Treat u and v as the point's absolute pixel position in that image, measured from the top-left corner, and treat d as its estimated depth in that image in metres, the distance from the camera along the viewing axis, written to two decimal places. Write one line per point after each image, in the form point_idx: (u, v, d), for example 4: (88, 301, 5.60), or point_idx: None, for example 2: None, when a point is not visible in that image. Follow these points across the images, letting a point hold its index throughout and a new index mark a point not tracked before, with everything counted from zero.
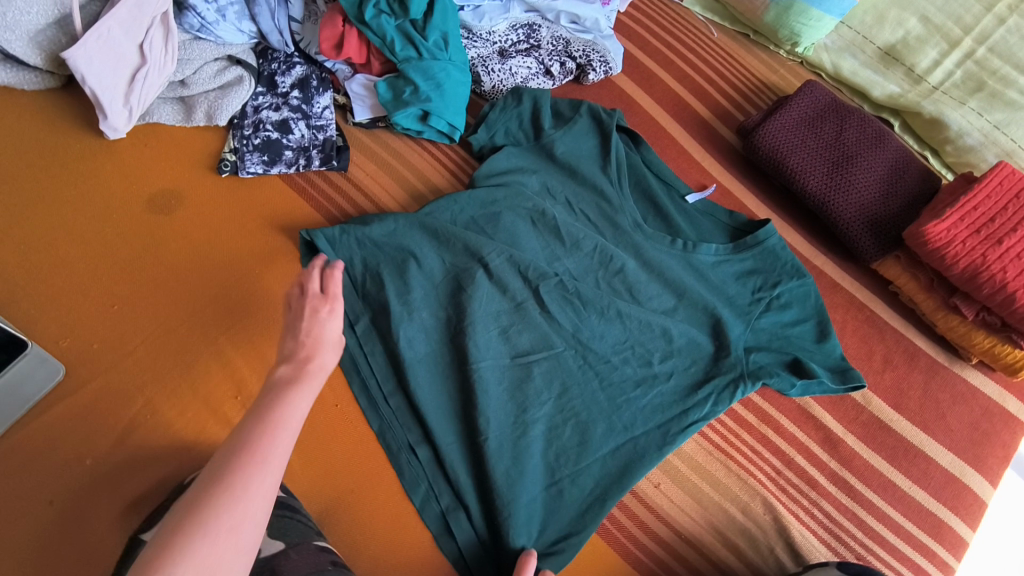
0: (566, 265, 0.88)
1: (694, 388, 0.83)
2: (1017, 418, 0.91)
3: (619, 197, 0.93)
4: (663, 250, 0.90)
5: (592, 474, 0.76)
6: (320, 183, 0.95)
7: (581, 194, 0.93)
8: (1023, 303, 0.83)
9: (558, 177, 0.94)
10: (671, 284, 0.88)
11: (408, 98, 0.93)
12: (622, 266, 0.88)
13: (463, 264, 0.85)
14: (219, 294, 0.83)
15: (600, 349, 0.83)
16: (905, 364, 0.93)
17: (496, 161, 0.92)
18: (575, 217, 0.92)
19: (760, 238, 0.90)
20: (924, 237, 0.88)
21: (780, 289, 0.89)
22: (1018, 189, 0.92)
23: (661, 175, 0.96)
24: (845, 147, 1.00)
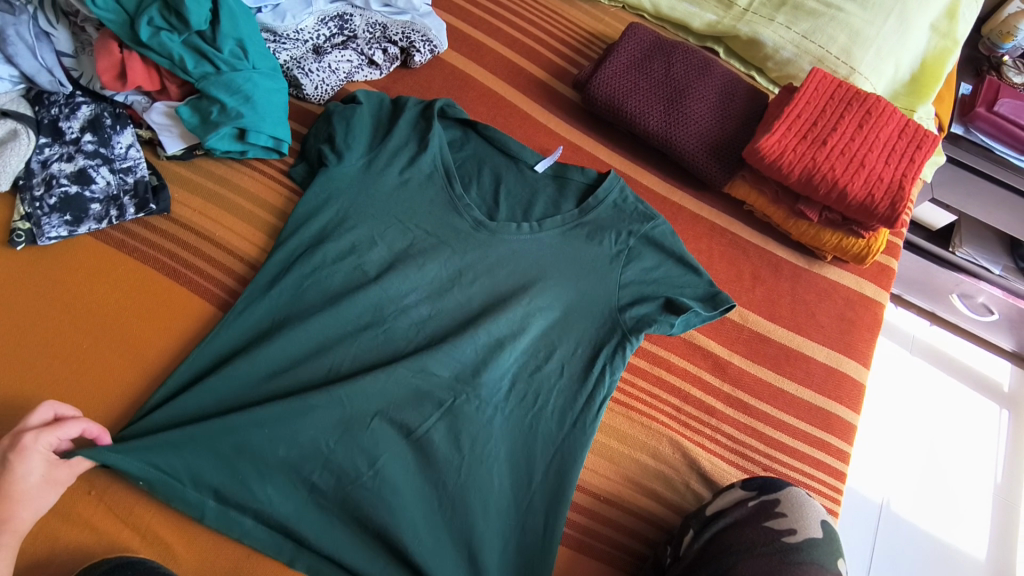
0: (420, 294, 0.84)
1: (588, 368, 0.83)
2: (875, 300, 0.99)
3: (456, 198, 0.91)
4: (515, 242, 0.89)
5: (536, 507, 0.75)
6: (140, 230, 0.85)
7: (415, 208, 0.90)
8: (854, 195, 0.89)
9: (384, 194, 0.89)
10: (533, 275, 0.88)
11: (217, 118, 0.84)
12: (474, 269, 0.87)
13: (317, 334, 0.78)
14: (44, 381, 0.73)
15: (490, 370, 0.80)
16: (772, 276, 0.98)
17: (310, 196, 0.86)
18: (411, 237, 0.88)
19: (600, 198, 0.92)
20: (760, 153, 0.92)
21: (637, 250, 0.91)
22: (832, 91, 0.99)
23: (507, 148, 0.95)
24: (676, 81, 1.02)
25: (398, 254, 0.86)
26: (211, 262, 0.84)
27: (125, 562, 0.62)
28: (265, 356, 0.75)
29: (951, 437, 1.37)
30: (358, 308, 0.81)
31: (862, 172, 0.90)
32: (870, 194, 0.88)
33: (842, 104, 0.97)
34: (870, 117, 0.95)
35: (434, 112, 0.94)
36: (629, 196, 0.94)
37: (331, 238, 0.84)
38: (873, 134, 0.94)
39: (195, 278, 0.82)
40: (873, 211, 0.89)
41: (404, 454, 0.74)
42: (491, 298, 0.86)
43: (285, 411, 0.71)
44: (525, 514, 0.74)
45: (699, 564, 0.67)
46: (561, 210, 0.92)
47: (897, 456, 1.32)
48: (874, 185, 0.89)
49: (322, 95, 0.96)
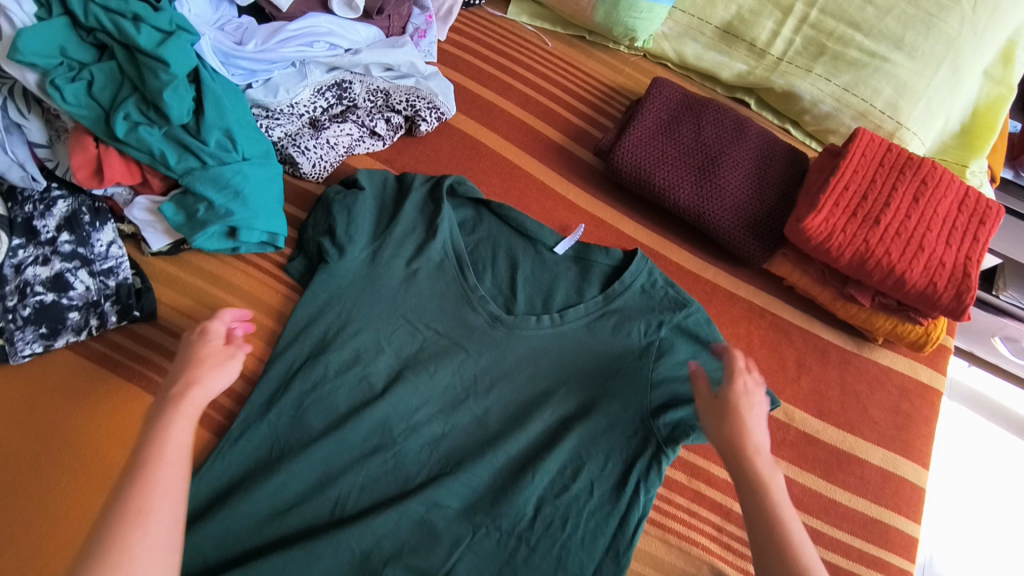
0: (432, 409, 0.77)
1: (619, 489, 0.75)
2: (932, 388, 0.90)
3: (470, 289, 0.83)
4: (532, 341, 0.81)
5: None
6: (123, 340, 0.77)
7: (423, 304, 0.82)
8: (913, 284, 0.80)
9: (389, 290, 0.81)
10: (553, 379, 0.80)
11: (205, 217, 0.76)
12: (489, 375, 0.80)
13: (321, 463, 0.72)
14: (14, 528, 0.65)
15: (512, 498, 0.73)
16: (817, 364, 0.89)
17: (309, 300, 0.79)
18: (420, 339, 0.80)
19: (626, 282, 0.83)
20: (804, 233, 0.83)
21: (671, 339, 0.81)
22: (881, 156, 0.89)
23: (523, 228, 0.87)
24: (707, 147, 0.93)
25: (406, 359, 0.79)
26: None
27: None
28: (264, 498, 0.69)
29: None
30: (362, 430, 0.74)
31: (922, 256, 0.80)
32: (932, 282, 0.79)
33: (894, 172, 0.87)
34: (926, 187, 0.85)
35: (443, 193, 0.86)
36: (657, 279, 0.85)
37: (333, 348, 0.77)
38: (931, 209, 0.84)
39: None
40: (935, 301, 0.80)
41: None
42: (511, 410, 0.78)
43: (289, 564, 0.65)
44: None
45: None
46: (583, 299, 0.83)
47: None
48: (935, 271, 0.80)
49: (320, 174, 0.88)
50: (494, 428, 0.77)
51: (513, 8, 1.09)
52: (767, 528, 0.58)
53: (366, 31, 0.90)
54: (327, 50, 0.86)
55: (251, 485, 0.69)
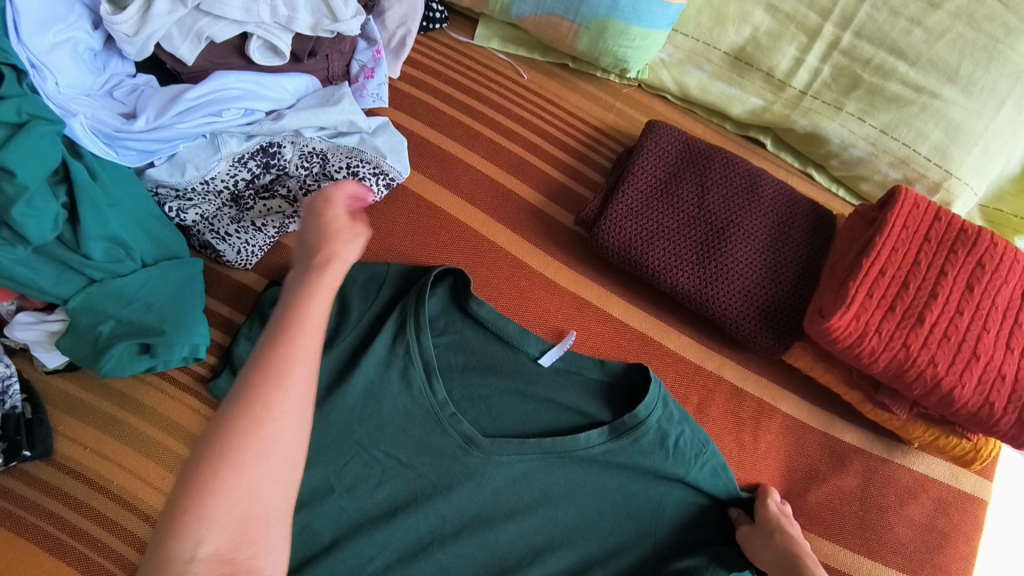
0: (387, 557, 0.67)
1: None
2: (976, 498, 0.76)
3: (438, 406, 0.70)
4: (512, 475, 0.69)
5: None
6: (8, 482, 0.65)
7: (384, 428, 0.69)
8: (964, 403, 0.65)
9: (342, 414, 0.69)
10: (538, 518, 0.69)
11: (109, 337, 0.62)
12: (461, 514, 0.68)
13: None
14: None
15: None
16: (836, 473, 0.76)
17: None
18: (377, 472, 0.68)
19: (641, 416, 0.69)
20: (829, 334, 0.68)
21: (684, 471, 0.69)
22: (927, 226, 0.72)
23: (507, 337, 0.73)
24: (712, 214, 0.77)
25: (356, 492, 0.68)
26: (108, 526, 0.64)
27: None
28: None
29: None
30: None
31: (976, 366, 0.66)
32: (987, 401, 0.65)
33: (942, 250, 0.71)
34: (983, 271, 0.70)
35: (422, 290, 0.72)
36: (672, 408, 0.71)
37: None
38: (988, 301, 0.69)
39: (87, 552, 0.63)
40: (989, 424, 0.66)
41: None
42: (487, 563, 0.68)
43: None
44: None
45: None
46: (588, 426, 0.71)
47: None
48: (991, 387, 0.65)
49: (247, 262, 0.75)
50: None
51: (480, 31, 0.92)
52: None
53: (293, 83, 0.76)
54: (241, 115, 0.71)
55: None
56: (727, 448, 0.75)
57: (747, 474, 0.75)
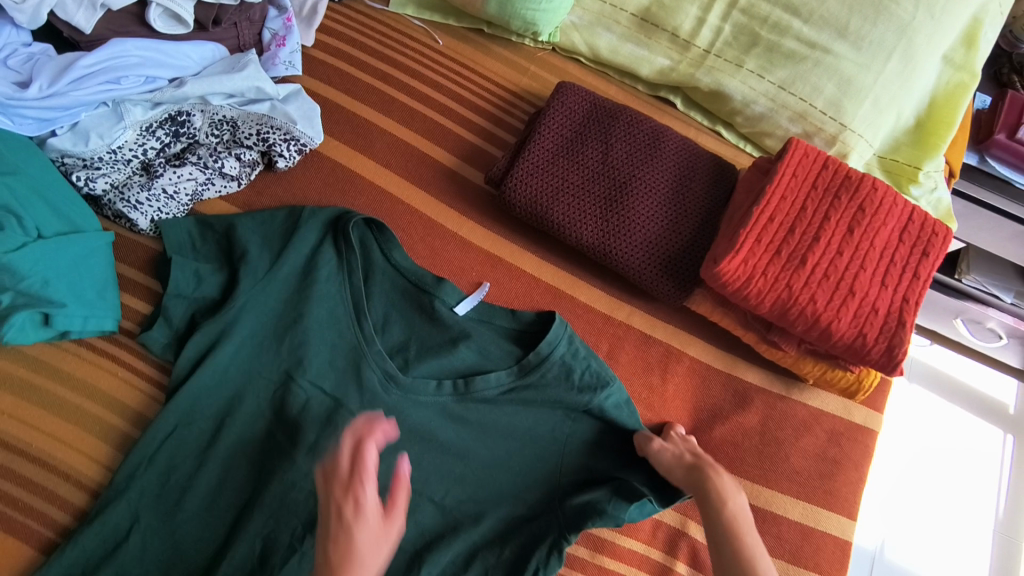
0: (310, 494, 0.69)
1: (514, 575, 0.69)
2: (866, 429, 0.82)
3: (365, 344, 0.74)
4: (427, 416, 0.73)
5: None
6: None
7: (306, 367, 0.73)
8: (840, 336, 0.70)
9: (261, 362, 0.73)
10: (449, 457, 0.72)
11: (9, 307, 0.63)
12: (377, 457, 0.71)
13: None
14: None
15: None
16: (740, 411, 0.81)
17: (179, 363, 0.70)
18: (295, 415, 0.71)
19: (543, 353, 0.73)
20: (720, 278, 0.72)
21: (590, 400, 0.73)
22: (814, 175, 0.76)
23: (421, 286, 0.77)
24: (616, 171, 0.80)
25: (275, 438, 0.71)
26: (30, 487, 0.66)
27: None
28: None
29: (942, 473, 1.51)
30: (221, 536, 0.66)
31: (852, 302, 0.70)
32: (861, 334, 0.69)
33: (827, 196, 0.75)
34: (863, 215, 0.74)
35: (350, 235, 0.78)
36: (579, 345, 0.75)
37: (192, 424, 0.69)
38: (867, 242, 0.73)
39: (9, 512, 0.65)
40: (864, 354, 0.70)
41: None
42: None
43: None
44: None
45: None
46: (497, 367, 0.75)
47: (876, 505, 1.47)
48: (866, 320, 0.70)
49: (159, 231, 0.76)
50: None
51: None
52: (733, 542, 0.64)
53: (197, 50, 0.76)
54: (143, 83, 0.72)
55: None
56: (636, 391, 0.80)
57: (655, 415, 0.79)
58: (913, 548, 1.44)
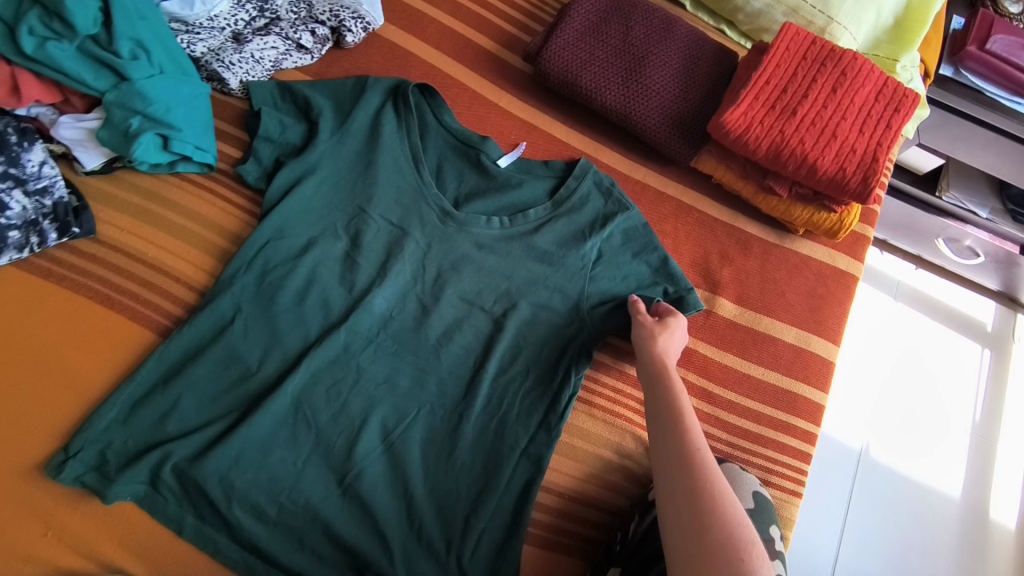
0: (381, 298, 0.83)
1: (555, 368, 0.83)
2: (848, 273, 0.95)
3: (425, 186, 0.88)
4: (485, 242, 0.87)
5: (504, 512, 0.76)
6: (67, 256, 0.81)
7: (377, 199, 0.87)
8: (823, 171, 0.83)
9: (338, 195, 0.86)
10: (497, 277, 0.86)
11: (137, 129, 0.76)
12: (437, 273, 0.85)
13: (263, 353, 0.78)
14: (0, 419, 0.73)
15: (453, 378, 0.81)
16: (741, 256, 0.94)
17: (273, 192, 0.84)
18: (370, 235, 0.85)
19: (572, 191, 0.89)
20: (724, 128, 0.85)
21: (609, 229, 0.88)
22: (805, 49, 0.89)
23: (467, 141, 0.90)
24: (635, 47, 0.93)
25: (352, 255, 0.84)
26: (148, 286, 0.81)
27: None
28: (213, 378, 0.77)
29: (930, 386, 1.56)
30: (309, 327, 0.80)
31: (834, 143, 0.84)
32: (841, 168, 0.83)
33: (815, 65, 0.89)
34: (845, 79, 0.87)
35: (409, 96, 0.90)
36: (603, 181, 0.91)
37: (281, 238, 0.83)
38: (848, 99, 0.86)
39: (132, 304, 0.80)
40: (844, 186, 0.84)
41: (375, 464, 0.76)
42: (459, 308, 0.85)
43: (257, 449, 0.74)
44: (495, 520, 0.76)
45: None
46: (537, 206, 0.89)
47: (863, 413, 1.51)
48: (846, 157, 0.83)
49: (247, 91, 0.89)
50: (434, 326, 0.83)
51: None
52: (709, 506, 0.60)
53: None
54: None
55: (189, 370, 0.76)
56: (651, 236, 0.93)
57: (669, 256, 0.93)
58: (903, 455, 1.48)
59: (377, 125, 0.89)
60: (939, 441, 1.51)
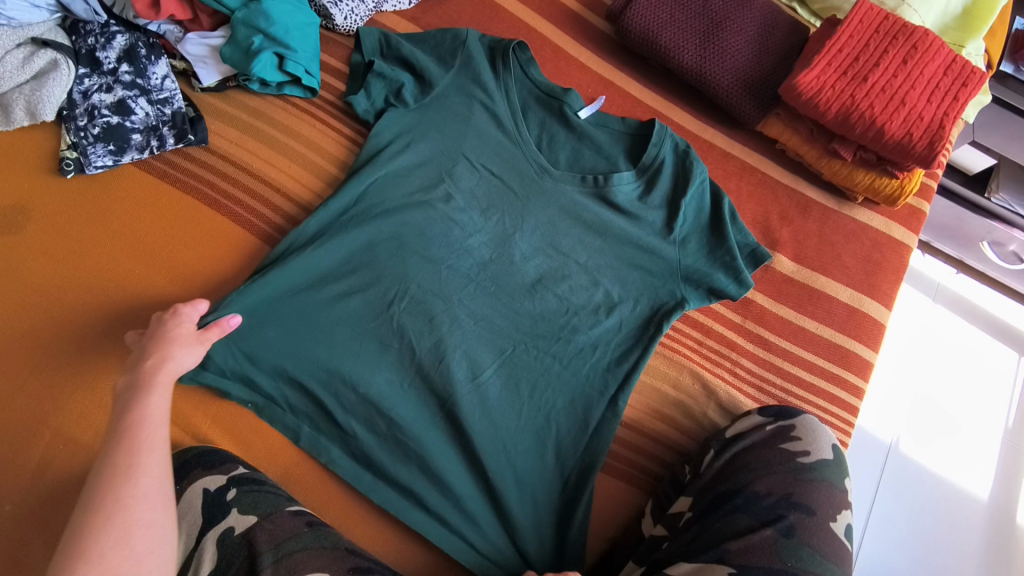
0: (472, 237, 0.89)
1: (630, 317, 0.88)
2: (904, 243, 0.99)
3: (514, 144, 0.93)
4: (569, 194, 0.92)
5: (577, 439, 0.82)
6: (180, 160, 0.88)
7: (472, 148, 0.92)
8: (891, 134, 0.88)
9: (440, 138, 0.92)
10: (580, 228, 0.91)
11: (259, 46, 0.85)
12: (523, 219, 0.91)
13: (359, 275, 0.83)
14: (116, 301, 0.80)
15: (535, 316, 0.87)
16: (800, 217, 0.99)
17: (380, 131, 0.90)
18: (466, 181, 0.91)
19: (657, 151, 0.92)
20: (797, 89, 0.90)
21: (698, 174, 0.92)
22: (878, 23, 0.93)
23: (551, 92, 0.95)
24: (713, 13, 0.99)
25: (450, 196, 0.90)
26: (253, 195, 0.88)
27: (208, 450, 0.73)
28: (314, 293, 0.81)
29: (974, 386, 1.51)
30: (404, 256, 0.86)
31: (902, 110, 0.88)
32: (909, 133, 0.87)
33: (887, 38, 0.92)
34: (916, 52, 0.91)
35: (507, 49, 0.95)
36: (679, 144, 0.95)
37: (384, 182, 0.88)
38: (917, 71, 0.91)
39: (239, 209, 0.87)
40: (910, 151, 0.88)
41: (469, 397, 0.80)
42: (541, 252, 0.90)
43: (350, 357, 0.79)
44: (569, 447, 0.81)
45: (706, 515, 0.69)
46: (619, 160, 0.93)
47: (910, 408, 1.45)
48: (913, 124, 0.88)
49: (358, 36, 0.94)
50: (522, 266, 0.89)
51: None
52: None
53: None
54: None
55: (295, 281, 0.81)
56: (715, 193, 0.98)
57: None
58: (946, 454, 1.42)
59: (473, 71, 0.94)
60: (972, 445, 1.45)
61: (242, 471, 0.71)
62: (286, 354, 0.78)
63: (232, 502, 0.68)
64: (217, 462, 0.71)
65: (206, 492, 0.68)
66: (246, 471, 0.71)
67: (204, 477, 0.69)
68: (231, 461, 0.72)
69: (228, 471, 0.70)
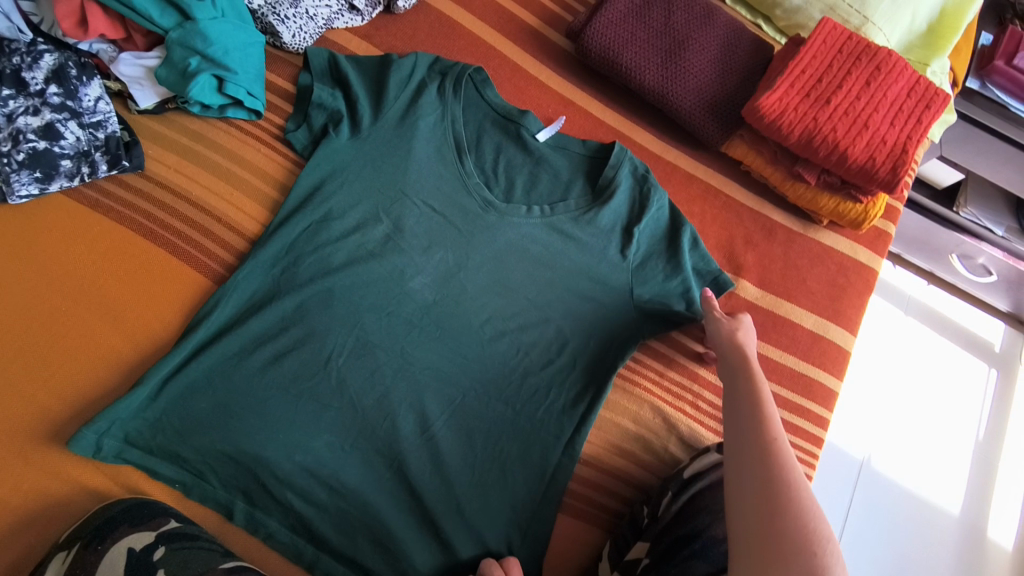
0: (421, 272, 0.85)
1: (585, 351, 0.85)
2: (868, 266, 0.97)
3: (465, 171, 0.88)
4: (525, 224, 0.88)
5: (529, 481, 0.79)
6: (115, 188, 0.83)
7: (423, 174, 0.88)
8: (854, 159, 0.86)
9: (388, 165, 0.87)
10: (536, 259, 0.87)
11: (195, 68, 0.81)
12: (476, 251, 0.86)
13: (302, 314, 0.79)
14: (39, 343, 0.75)
15: (487, 354, 0.83)
16: (765, 241, 0.96)
17: (323, 160, 0.85)
18: (416, 211, 0.87)
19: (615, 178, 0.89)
20: (759, 111, 0.87)
21: (657, 203, 0.90)
22: (841, 43, 0.91)
23: (507, 116, 0.91)
24: (676, 31, 0.96)
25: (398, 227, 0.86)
26: (192, 225, 0.83)
27: (137, 503, 0.68)
28: (254, 334, 0.78)
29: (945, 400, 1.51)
30: (350, 292, 0.82)
31: (865, 134, 0.86)
32: (871, 157, 0.86)
33: (850, 59, 0.90)
34: (880, 73, 0.89)
35: (461, 71, 0.91)
36: (638, 167, 0.92)
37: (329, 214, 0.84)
38: (881, 93, 0.89)
39: (176, 240, 0.82)
40: (873, 175, 0.87)
41: (418, 452, 0.77)
42: (495, 286, 0.86)
43: (292, 401, 0.76)
44: (521, 490, 0.79)
45: (665, 561, 0.69)
46: (577, 186, 0.90)
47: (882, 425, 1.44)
48: (876, 148, 0.86)
49: (306, 55, 0.91)
50: (474, 300, 0.85)
51: None
52: (762, 466, 0.64)
53: None
54: None
55: (235, 325, 0.77)
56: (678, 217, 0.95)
57: None
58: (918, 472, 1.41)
59: (424, 93, 0.90)
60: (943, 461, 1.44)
61: (173, 525, 0.67)
62: (223, 399, 0.74)
63: (159, 562, 0.64)
64: (146, 517, 0.67)
65: (130, 552, 0.64)
66: (178, 526, 0.67)
67: (129, 535, 0.65)
68: (162, 515, 0.68)
69: (158, 527, 0.66)
